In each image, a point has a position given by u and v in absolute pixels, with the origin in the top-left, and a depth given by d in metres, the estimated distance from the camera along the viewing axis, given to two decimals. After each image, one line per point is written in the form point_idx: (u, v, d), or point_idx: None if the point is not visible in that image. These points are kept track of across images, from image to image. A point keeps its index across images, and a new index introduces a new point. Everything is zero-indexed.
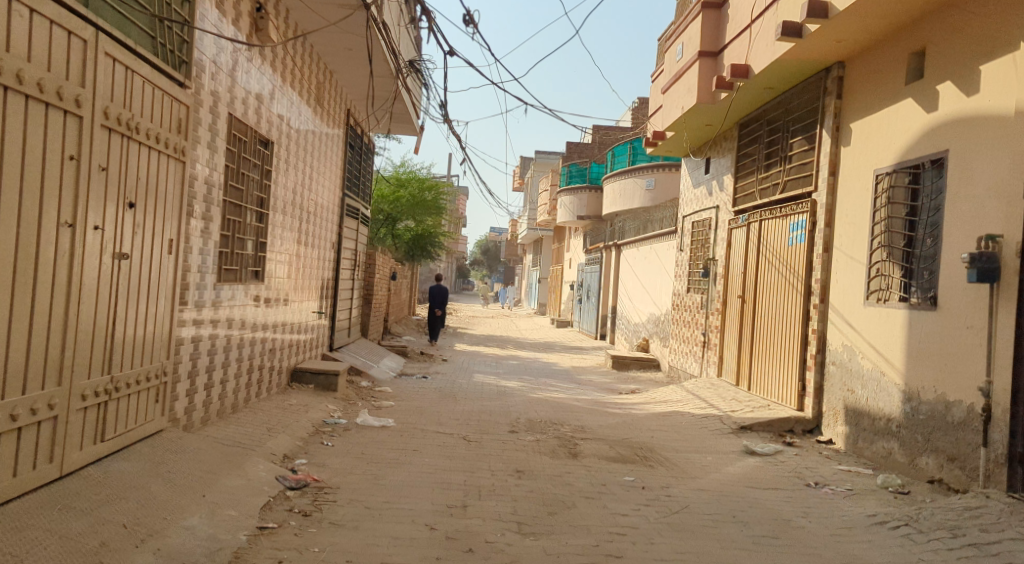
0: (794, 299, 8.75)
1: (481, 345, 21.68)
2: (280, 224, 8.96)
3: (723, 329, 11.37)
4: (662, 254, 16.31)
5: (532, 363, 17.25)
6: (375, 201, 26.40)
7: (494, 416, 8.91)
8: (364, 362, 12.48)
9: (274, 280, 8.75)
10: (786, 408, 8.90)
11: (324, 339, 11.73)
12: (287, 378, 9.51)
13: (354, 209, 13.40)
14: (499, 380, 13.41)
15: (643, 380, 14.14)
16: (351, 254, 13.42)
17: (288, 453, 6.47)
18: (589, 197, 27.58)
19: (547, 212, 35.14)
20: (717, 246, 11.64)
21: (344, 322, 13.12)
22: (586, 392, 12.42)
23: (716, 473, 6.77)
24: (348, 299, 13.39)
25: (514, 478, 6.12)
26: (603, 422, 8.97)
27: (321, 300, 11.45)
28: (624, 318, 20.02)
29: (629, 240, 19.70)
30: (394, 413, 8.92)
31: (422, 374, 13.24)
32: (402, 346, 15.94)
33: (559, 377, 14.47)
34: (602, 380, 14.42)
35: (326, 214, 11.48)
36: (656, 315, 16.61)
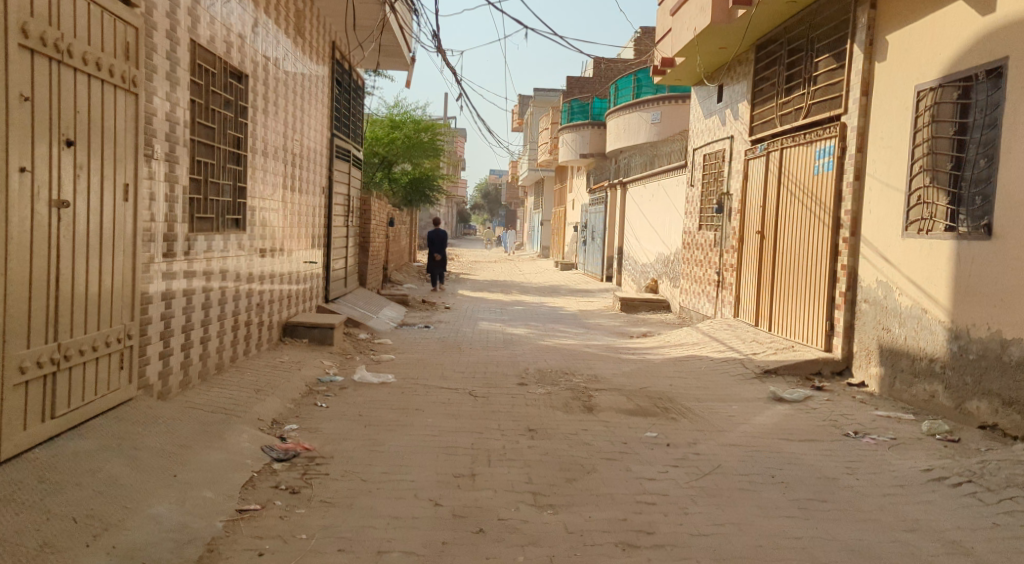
0: (820, 232, 8.11)
1: (484, 290, 21.13)
2: (266, 167, 8.29)
3: (739, 267, 10.76)
4: (671, 191, 15.62)
5: (538, 307, 16.70)
6: (368, 142, 25.66)
7: (501, 368, 8.35)
8: (363, 314, 11.91)
9: (260, 228, 8.11)
10: (811, 349, 8.33)
11: (318, 290, 11.14)
12: (279, 333, 8.92)
13: (346, 151, 12.70)
14: (504, 328, 12.86)
15: (654, 323, 13.58)
16: (344, 199, 12.76)
17: (277, 418, 5.91)
18: (592, 135, 26.76)
19: (548, 151, 34.28)
20: (732, 179, 10.95)
21: (340, 272, 12.52)
22: (596, 337, 11.86)
23: (744, 425, 6.22)
24: (342, 246, 12.77)
25: (525, 438, 5.56)
26: (617, 371, 8.42)
27: (314, 249, 10.83)
28: (631, 258, 19.39)
29: (635, 177, 18.97)
30: (394, 367, 8.36)
31: (423, 324, 12.67)
32: (402, 294, 15.37)
33: (566, 322, 13.91)
34: (611, 324, 13.86)
35: (316, 158, 10.80)
36: (665, 254, 15.99)
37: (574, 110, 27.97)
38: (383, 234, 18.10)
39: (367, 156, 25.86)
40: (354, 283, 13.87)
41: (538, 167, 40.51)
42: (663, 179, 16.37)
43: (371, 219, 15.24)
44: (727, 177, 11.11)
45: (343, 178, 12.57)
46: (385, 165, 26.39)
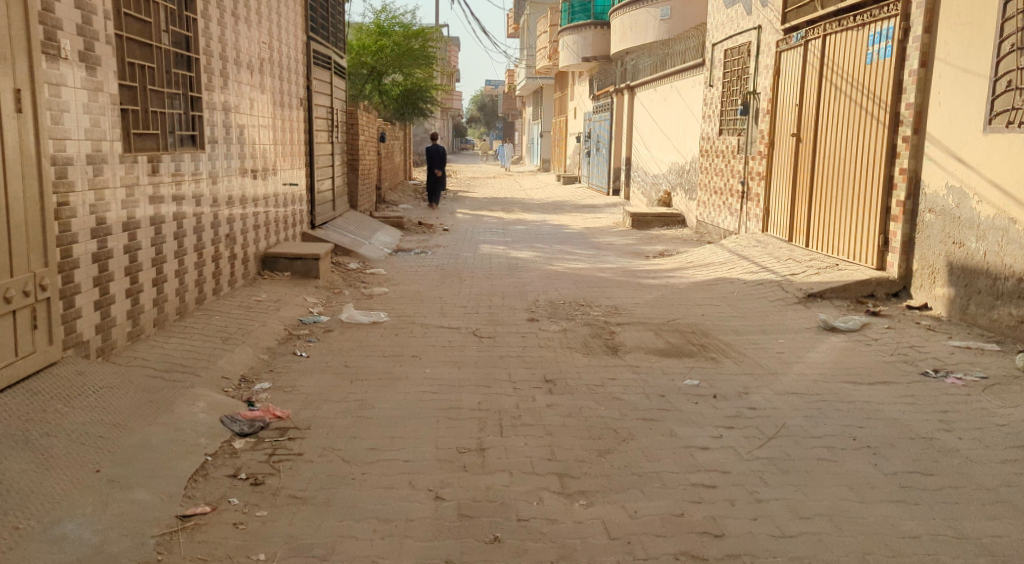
0: (874, 132, 7.14)
1: (485, 208, 20.05)
2: (235, 72, 7.15)
3: (769, 176, 9.73)
4: (686, 95, 14.46)
5: (542, 226, 15.66)
6: (354, 51, 24.23)
7: (508, 301, 7.39)
8: (353, 240, 10.89)
9: (231, 144, 7.04)
10: (859, 267, 7.33)
11: (302, 215, 10.10)
12: (257, 267, 7.89)
13: (326, 59, 11.48)
14: (508, 251, 11.85)
15: (670, 240, 12.58)
16: (328, 113, 11.60)
17: (246, 373, 4.96)
18: (595, 36, 25.37)
19: (547, 58, 32.63)
20: (761, 76, 9.99)
21: (326, 194, 11.45)
22: (609, 258, 10.87)
23: (798, 363, 5.27)
24: (328, 166, 11.67)
25: (543, 393, 4.62)
26: (639, 299, 7.45)
27: (296, 170, 9.75)
28: (640, 168, 18.30)
29: (645, 80, 17.76)
30: (387, 303, 7.39)
31: (419, 250, 11.68)
32: (397, 216, 14.33)
33: (573, 242, 12.93)
34: (623, 242, 12.85)
35: (294, 65, 9.62)
36: (679, 164, 14.89)
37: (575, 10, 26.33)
38: (374, 151, 16.92)
39: (354, 66, 24.46)
40: (343, 206, 12.81)
41: (537, 75, 38.82)
42: (677, 82, 15.20)
43: (359, 134, 14.07)
44: (753, 75, 10.17)
45: (324, 89, 11.39)
46: (375, 75, 25.04)
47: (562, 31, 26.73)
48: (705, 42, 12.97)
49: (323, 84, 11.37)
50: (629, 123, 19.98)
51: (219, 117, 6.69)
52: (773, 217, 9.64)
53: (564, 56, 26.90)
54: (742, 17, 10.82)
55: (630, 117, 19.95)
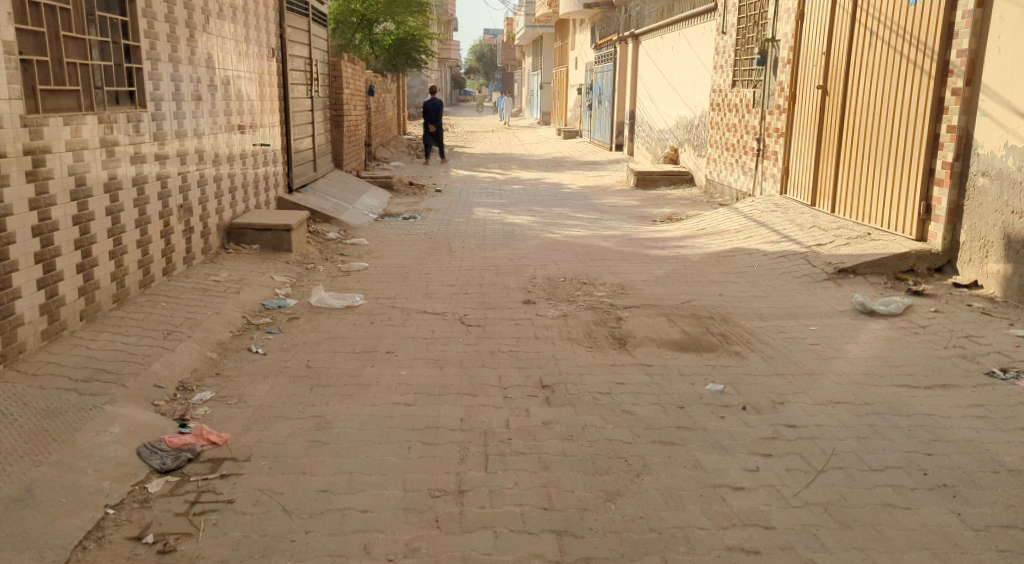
0: (915, 84, 6.33)
1: (481, 165, 19.17)
2: (183, 16, 6.29)
3: (790, 131, 8.92)
4: (698, 44, 13.61)
5: (542, 185, 14.81)
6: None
7: (501, 278, 6.62)
8: (334, 205, 10.07)
9: (184, 100, 6.22)
10: (896, 237, 6.51)
11: (278, 179, 9.27)
12: (221, 240, 7.09)
13: (300, 5, 10.55)
14: (503, 214, 11.03)
15: (678, 202, 11.75)
16: (304, 65, 10.72)
17: (185, 377, 4.19)
18: None
19: (547, 5, 31.42)
20: (780, 21, 9.42)
21: (305, 155, 10.61)
22: (612, 223, 10.06)
23: (837, 359, 4.50)
24: (306, 124, 10.83)
25: (538, 404, 3.86)
26: (646, 274, 6.66)
27: (269, 129, 8.91)
28: (646, 122, 17.46)
29: (654, 29, 16.84)
30: (365, 283, 6.61)
31: (408, 215, 10.87)
32: (385, 176, 13.49)
33: (574, 204, 12.12)
34: (627, 204, 12.03)
35: (264, 11, 8.74)
36: (688, 118, 14.02)
37: None
38: (362, 105, 16.00)
39: (342, 14, 23.44)
40: (326, 167, 11.98)
41: (536, 24, 37.56)
42: (688, 31, 14.36)
43: (343, 88, 13.18)
44: (772, 20, 9.61)
45: (298, 37, 10.48)
46: (366, 24, 24.12)
47: None
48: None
49: (297, 34, 10.47)
50: (634, 74, 19.03)
51: (163, 70, 5.86)
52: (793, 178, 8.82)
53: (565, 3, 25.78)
54: None
55: (635, 67, 19.01)
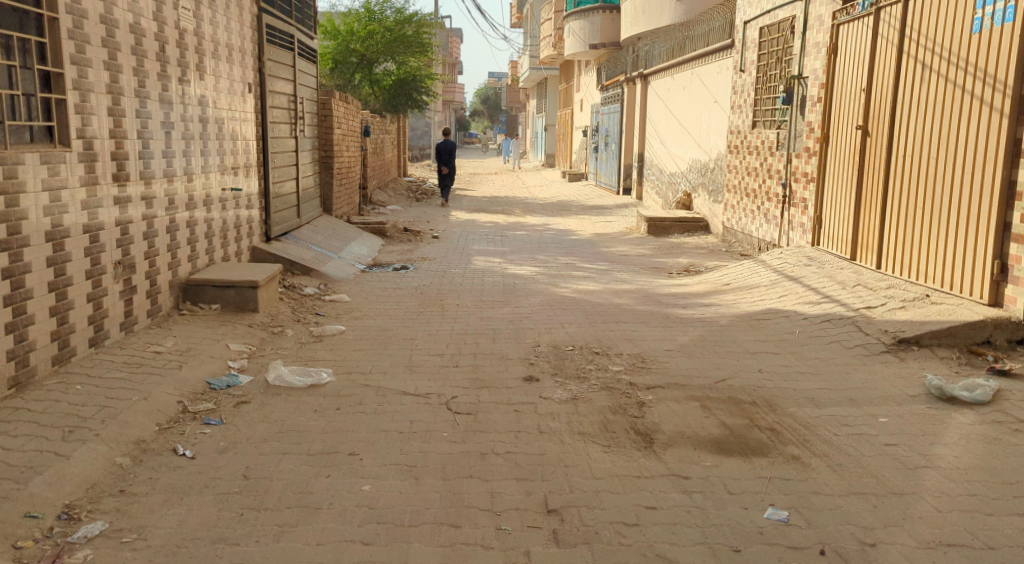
0: (982, 123, 5.39)
1: (483, 209, 18.32)
2: (126, 44, 5.46)
3: (822, 175, 7.99)
4: (715, 83, 12.85)
5: (546, 231, 13.93)
6: (342, 37, 22.99)
7: (499, 348, 5.67)
8: (316, 255, 9.16)
9: (123, 140, 5.36)
10: (961, 300, 5.51)
11: (253, 226, 8.37)
12: (174, 301, 6.15)
13: (283, 37, 9.76)
14: (504, 264, 10.12)
15: (694, 251, 10.84)
16: (287, 103, 9.90)
17: (76, 499, 3.25)
18: (602, 22, 23.58)
19: (552, 46, 30.91)
20: (809, 54, 8.61)
21: (286, 199, 9.73)
22: (624, 275, 9.13)
23: (927, 468, 3.49)
24: (289, 166, 9.97)
25: (541, 543, 2.89)
26: (667, 341, 5.72)
27: (242, 171, 8.03)
28: (656, 165, 16.63)
29: (665, 67, 16.15)
30: (339, 351, 5.66)
31: (401, 265, 9.94)
32: (378, 221, 12.62)
33: (582, 253, 11.22)
34: (638, 253, 11.12)
35: (237, 42, 7.92)
36: (704, 161, 13.17)
37: None
38: (356, 145, 15.21)
39: (342, 53, 23.14)
40: (312, 212, 11.11)
41: (540, 66, 37.09)
42: (703, 70, 13.62)
43: (334, 128, 12.38)
44: (799, 55, 8.79)
45: (282, 71, 9.68)
46: (366, 64, 23.53)
47: (569, 15, 25.15)
48: (739, 22, 11.46)
49: (281, 68, 9.68)
50: (642, 115, 18.27)
51: (98, 102, 5.07)
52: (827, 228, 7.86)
53: (571, 43, 25.20)
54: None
55: (643, 108, 18.26)
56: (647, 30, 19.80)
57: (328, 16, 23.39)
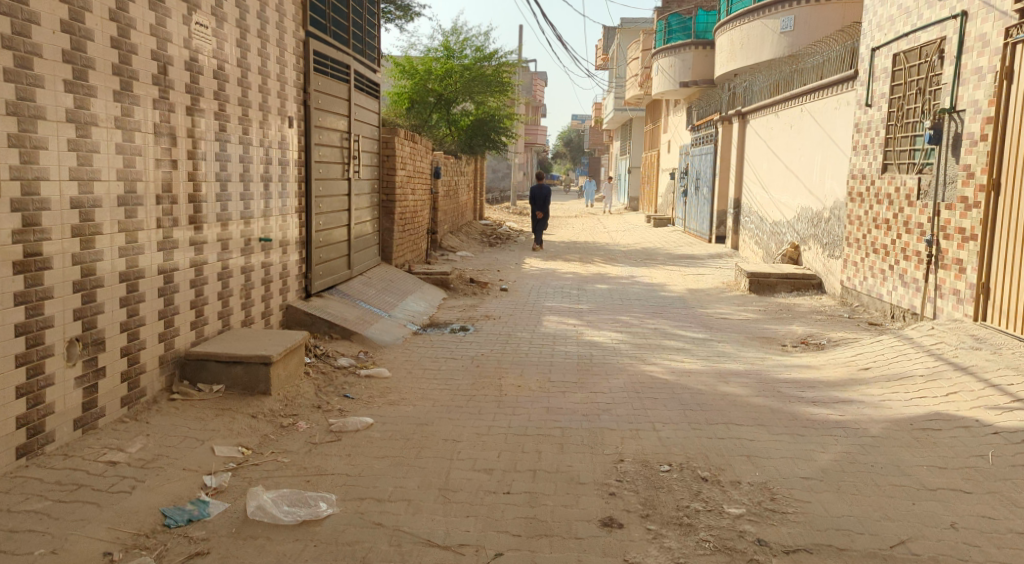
0: None
1: (560, 256, 16.99)
2: (103, 61, 4.24)
3: (984, 227, 7.04)
4: (831, 121, 11.31)
5: (631, 285, 12.49)
6: (420, 75, 22.03)
7: (569, 465, 4.25)
8: (362, 314, 7.92)
9: (90, 182, 4.12)
10: None
11: (289, 282, 7.17)
12: (166, 380, 4.83)
13: (337, 66, 8.62)
14: (581, 328, 8.72)
15: (807, 318, 9.24)
16: (340, 140, 8.77)
17: None
18: (695, 58, 22.23)
19: (639, 85, 29.60)
20: (964, 85, 7.68)
21: (336, 250, 8.56)
22: (727, 349, 7.61)
23: None
24: (340, 211, 8.81)
25: None
26: (805, 465, 4.20)
27: (278, 218, 6.84)
28: (756, 212, 15.06)
29: (769, 103, 14.69)
30: (358, 459, 4.30)
31: (462, 327, 8.61)
32: (442, 271, 11.40)
33: (671, 314, 9.74)
34: (739, 317, 9.58)
35: (277, 68, 6.74)
36: (817, 210, 11.59)
37: (674, 27, 23.31)
38: (425, 187, 14.10)
39: (420, 92, 22.15)
40: (367, 262, 9.93)
41: (625, 106, 35.87)
42: (816, 106, 12.08)
43: (397, 168, 11.25)
44: (954, 85, 7.81)
45: (335, 104, 8.54)
46: (443, 103, 22.65)
47: (658, 52, 23.80)
48: (865, 52, 10.14)
49: (334, 100, 8.53)
50: (739, 157, 16.74)
51: (50, 133, 3.85)
52: (988, 294, 6.92)
53: (659, 81, 23.83)
54: (938, 12, 8.33)
55: (740, 149, 16.74)
56: (744, 65, 18.34)
57: (404, 55, 22.44)
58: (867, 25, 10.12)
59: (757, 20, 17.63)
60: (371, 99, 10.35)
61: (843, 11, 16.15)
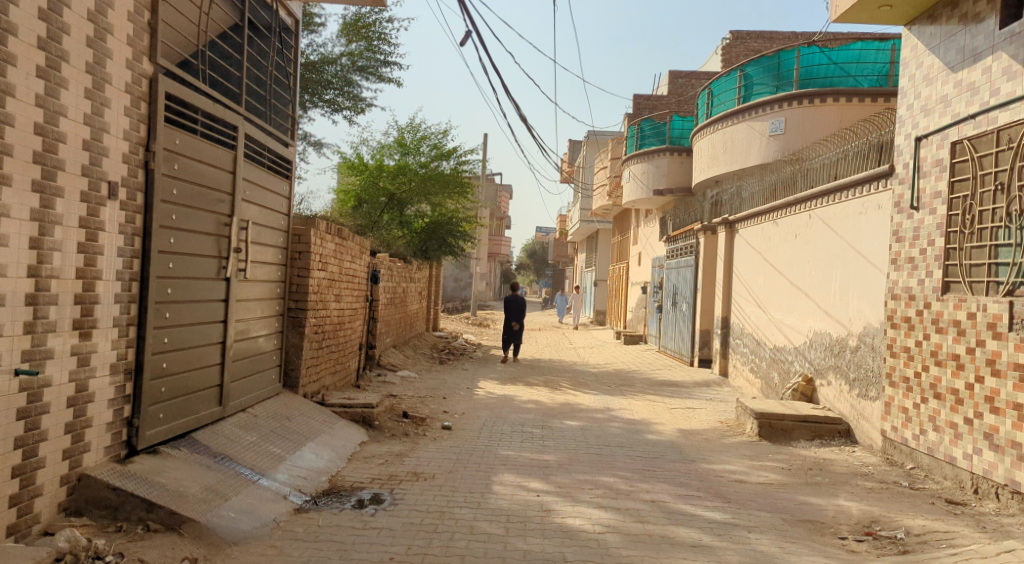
0: None
1: (521, 378, 14.46)
2: None
3: None
4: (852, 228, 9.15)
5: (609, 423, 9.96)
6: (370, 172, 19.92)
7: None
8: (210, 482, 5.30)
9: None
10: None
11: (74, 435, 4.61)
12: None
13: (216, 123, 6.29)
14: (547, 498, 6.13)
15: (854, 487, 6.78)
16: (217, 227, 6.34)
17: None
18: (669, 163, 20.41)
19: (609, 194, 27.78)
20: None
21: (192, 381, 5.98)
22: (766, 548, 5.07)
23: None
24: (209, 325, 6.29)
25: None
26: None
27: (56, 336, 4.47)
28: (753, 335, 12.75)
29: (764, 209, 12.62)
30: None
31: (372, 498, 6.00)
32: (366, 402, 8.79)
33: (667, 474, 7.22)
34: (759, 481, 7.11)
35: (74, 110, 4.55)
36: (839, 337, 9.28)
37: (646, 132, 21.46)
38: (357, 296, 11.58)
39: (370, 191, 19.99)
40: (251, 393, 7.34)
41: (592, 218, 34.17)
42: (829, 212, 9.94)
43: (312, 268, 8.79)
44: None
45: (210, 176, 6.16)
46: (396, 204, 20.41)
47: (629, 158, 21.97)
48: (898, 142, 7.83)
49: (209, 171, 6.15)
50: (727, 271, 14.51)
51: None
52: None
53: (632, 187, 21.88)
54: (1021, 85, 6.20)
55: (728, 263, 14.51)
56: (727, 170, 16.22)
57: (354, 152, 20.26)
58: (903, 109, 7.80)
59: (742, 122, 15.60)
60: (277, 179, 8.00)
61: (840, 114, 14.01)
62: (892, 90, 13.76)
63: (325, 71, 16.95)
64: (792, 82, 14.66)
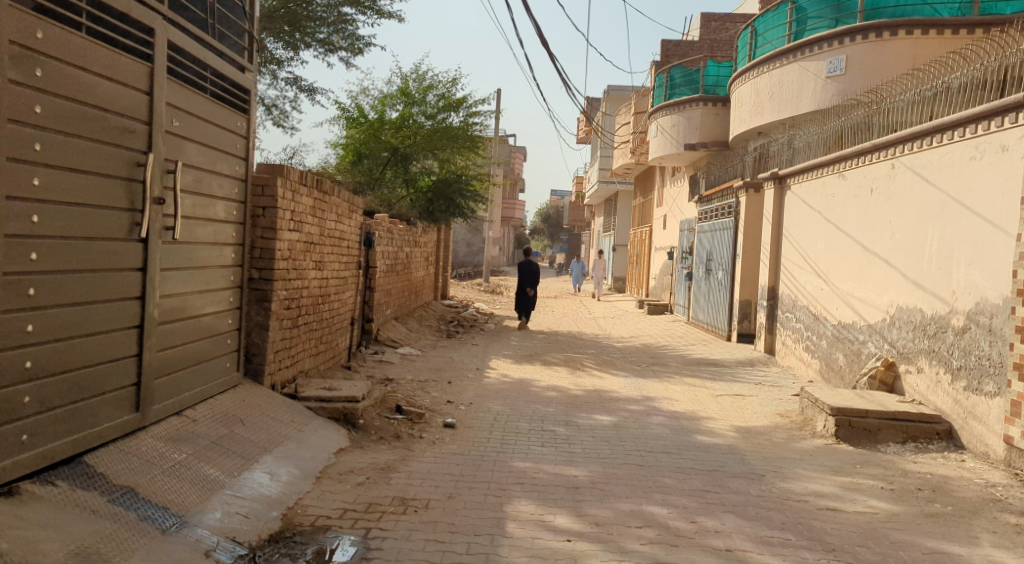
0: None
1: (539, 355, 12.75)
2: None
3: None
4: (964, 178, 7.29)
5: (647, 419, 8.25)
6: (373, 126, 18.14)
7: None
8: (83, 541, 3.61)
9: None
10: None
11: None
12: None
13: (123, 21, 4.52)
14: (581, 546, 4.42)
15: (993, 525, 5.06)
16: (121, 166, 4.47)
17: None
18: (702, 115, 18.52)
19: (631, 152, 25.83)
20: None
21: (85, 384, 4.25)
22: None
23: None
24: (114, 305, 4.49)
25: None
26: None
27: None
28: (809, 309, 10.97)
29: (827, 162, 10.75)
30: None
31: (337, 548, 4.31)
32: (351, 394, 7.08)
33: (735, 497, 5.49)
34: (858, 508, 5.40)
35: None
36: (939, 316, 7.50)
37: (676, 81, 19.52)
38: (348, 263, 9.87)
39: (371, 145, 18.16)
40: (195, 389, 5.61)
41: (612, 179, 32.25)
42: (923, 160, 8.09)
43: (282, 229, 7.03)
44: None
45: (111, 96, 4.38)
46: (402, 160, 18.62)
47: (657, 110, 20.07)
48: None
49: (107, 88, 4.36)
50: (775, 234, 12.64)
51: None
52: None
53: (660, 142, 19.96)
54: None
55: (778, 224, 12.65)
56: (774, 119, 14.36)
57: (355, 102, 18.45)
58: None
59: (793, 64, 13.79)
60: (228, 112, 6.21)
61: (913, 49, 12.35)
62: (976, 21, 12.05)
63: (315, 7, 15.38)
64: (855, 13, 12.87)
